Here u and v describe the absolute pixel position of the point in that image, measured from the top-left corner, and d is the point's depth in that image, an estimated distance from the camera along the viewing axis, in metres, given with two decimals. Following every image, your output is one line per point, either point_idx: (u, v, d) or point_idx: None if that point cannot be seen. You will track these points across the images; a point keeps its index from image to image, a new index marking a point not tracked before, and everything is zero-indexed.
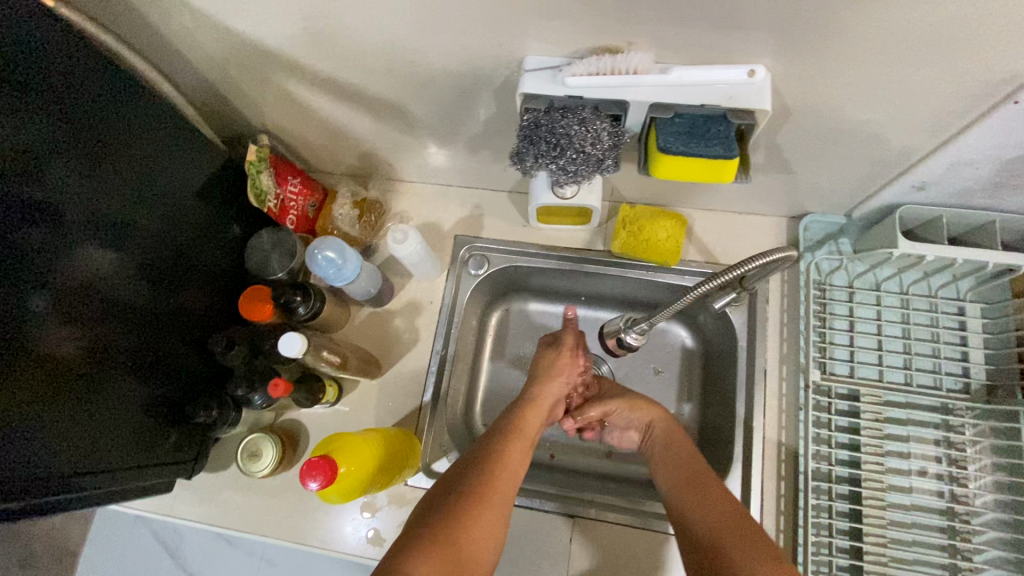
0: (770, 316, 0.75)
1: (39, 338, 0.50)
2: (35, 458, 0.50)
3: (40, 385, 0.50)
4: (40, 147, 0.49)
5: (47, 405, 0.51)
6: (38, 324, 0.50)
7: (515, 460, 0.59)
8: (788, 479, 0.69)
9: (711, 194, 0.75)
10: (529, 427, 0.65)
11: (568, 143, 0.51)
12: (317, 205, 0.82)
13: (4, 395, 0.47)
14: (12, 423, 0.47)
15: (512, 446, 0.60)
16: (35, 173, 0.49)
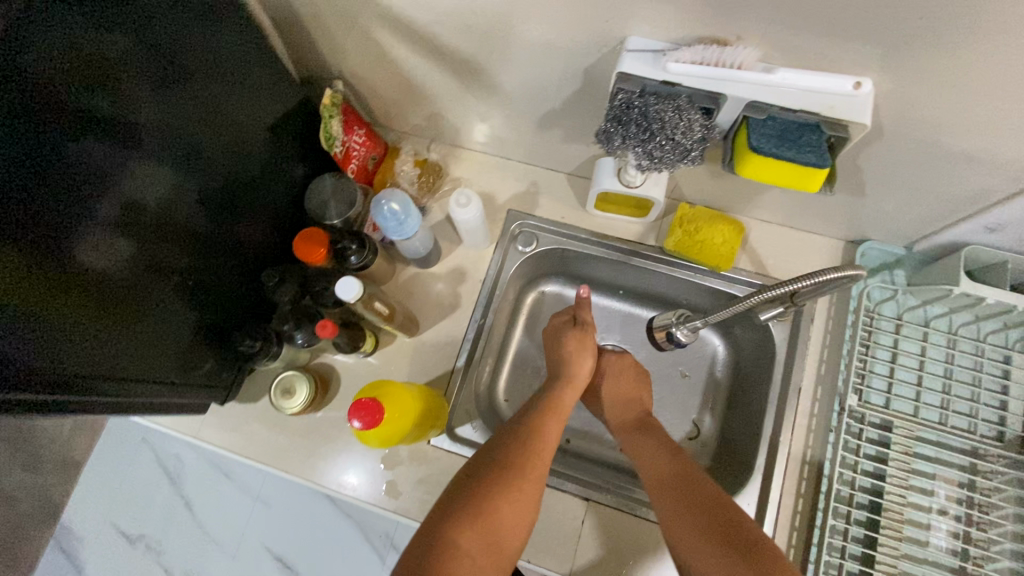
0: (813, 336, 0.75)
1: (106, 247, 0.50)
2: (95, 364, 0.52)
3: (107, 295, 0.51)
4: (130, 60, 0.49)
5: (110, 314, 0.52)
6: (107, 234, 0.50)
7: (549, 437, 0.63)
8: (807, 497, 0.69)
9: (774, 206, 0.74)
10: (560, 408, 0.68)
11: (659, 128, 0.50)
12: (379, 158, 0.82)
13: (78, 301, 0.48)
14: (80, 329, 0.49)
15: (545, 424, 0.64)
16: (122, 85, 0.48)
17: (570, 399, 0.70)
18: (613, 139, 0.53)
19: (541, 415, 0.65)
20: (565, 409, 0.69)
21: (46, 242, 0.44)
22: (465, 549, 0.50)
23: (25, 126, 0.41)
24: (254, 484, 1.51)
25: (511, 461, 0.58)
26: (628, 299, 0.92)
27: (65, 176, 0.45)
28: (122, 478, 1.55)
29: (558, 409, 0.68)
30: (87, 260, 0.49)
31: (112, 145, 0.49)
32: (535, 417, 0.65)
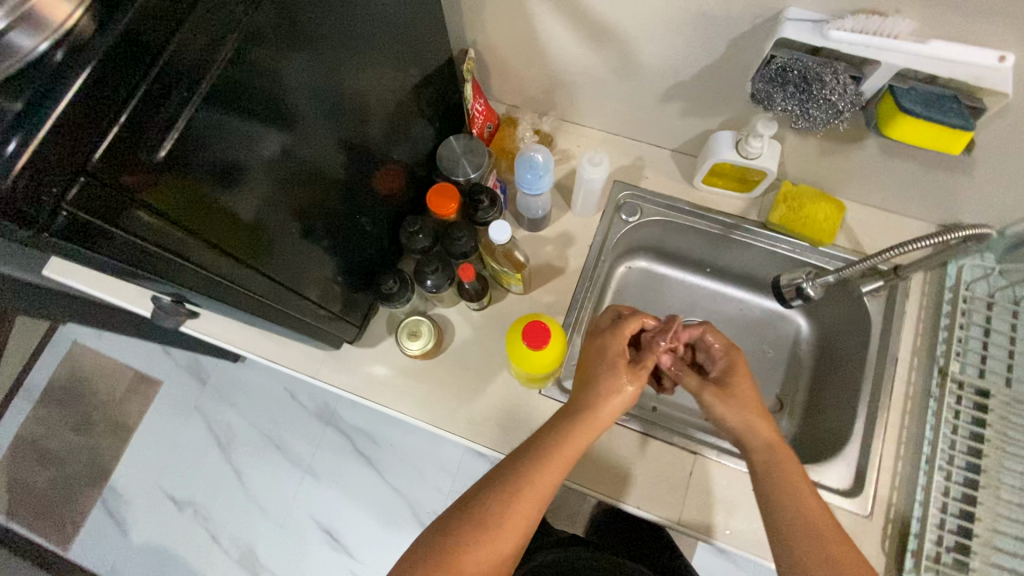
0: (907, 311, 0.79)
1: (277, 192, 0.54)
2: (261, 293, 0.58)
3: (273, 233, 0.56)
4: (310, 18, 0.50)
5: (273, 250, 0.57)
6: (279, 180, 0.54)
7: (542, 491, 0.58)
8: (907, 459, 0.73)
9: (876, 186, 0.78)
10: (570, 452, 0.60)
11: (818, 89, 0.56)
12: (493, 129, 0.86)
13: (252, 239, 0.53)
14: (252, 262, 0.54)
15: (542, 476, 0.58)
16: (303, 41, 0.51)
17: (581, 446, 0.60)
18: (771, 98, 0.60)
19: (541, 459, 0.59)
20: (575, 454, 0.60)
21: (212, 184, 0.46)
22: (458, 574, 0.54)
23: (227, 81, 0.44)
24: (304, 455, 1.52)
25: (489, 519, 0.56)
26: (715, 278, 0.96)
27: (234, 128, 0.46)
28: (172, 444, 1.56)
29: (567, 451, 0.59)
30: (240, 208, 0.50)
31: (286, 99, 0.51)
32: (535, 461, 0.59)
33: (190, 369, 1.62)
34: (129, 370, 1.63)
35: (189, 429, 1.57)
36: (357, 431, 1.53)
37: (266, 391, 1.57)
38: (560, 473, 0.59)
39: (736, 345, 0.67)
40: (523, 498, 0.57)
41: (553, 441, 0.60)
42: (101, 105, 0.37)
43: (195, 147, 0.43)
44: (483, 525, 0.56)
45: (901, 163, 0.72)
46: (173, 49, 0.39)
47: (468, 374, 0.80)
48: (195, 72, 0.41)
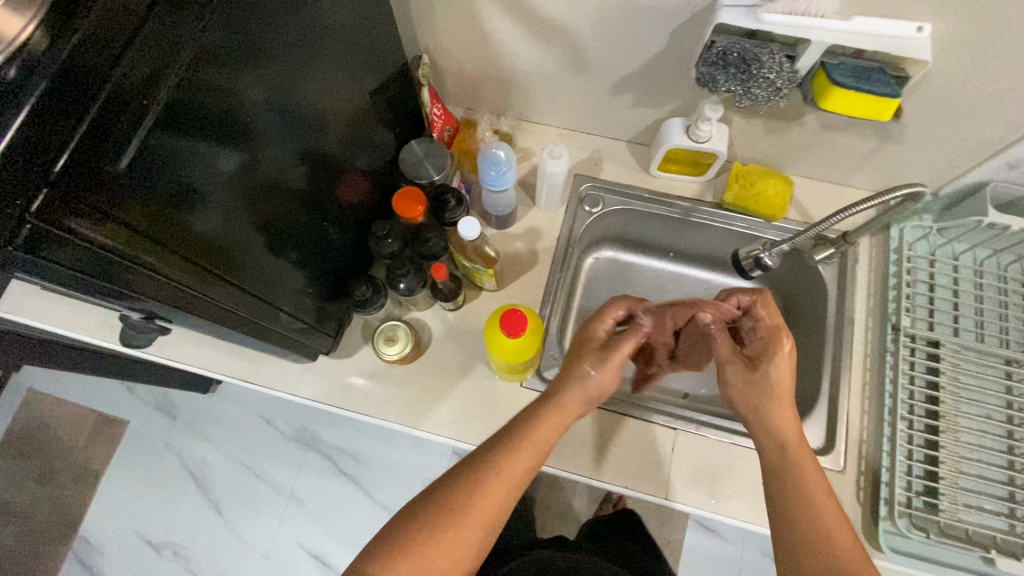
0: (859, 275, 0.84)
1: (241, 209, 0.54)
2: (234, 309, 0.58)
3: (240, 249, 0.56)
4: (259, 35, 0.50)
5: (242, 265, 0.57)
6: (242, 198, 0.54)
7: (512, 477, 0.58)
8: (872, 413, 0.77)
9: (819, 160, 0.83)
10: (541, 439, 0.60)
11: (757, 69, 0.60)
12: (452, 132, 0.87)
13: (219, 256, 0.53)
14: (221, 278, 0.54)
15: (512, 463, 0.59)
16: (255, 59, 0.50)
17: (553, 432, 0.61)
18: (715, 80, 0.63)
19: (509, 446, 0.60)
20: (549, 441, 0.61)
21: (171, 202, 0.45)
22: (429, 558, 0.55)
23: (181, 104, 0.43)
24: (286, 481, 1.48)
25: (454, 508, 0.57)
26: (678, 262, 0.99)
27: (189, 150, 0.46)
28: (144, 485, 1.49)
29: (539, 436, 0.60)
30: (200, 225, 0.50)
31: (242, 117, 0.51)
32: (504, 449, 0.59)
33: (158, 405, 1.56)
34: (92, 412, 1.56)
35: (162, 468, 1.50)
36: (339, 451, 1.50)
37: (241, 420, 1.53)
38: (533, 461, 0.60)
39: (785, 327, 0.64)
40: (488, 482, 0.58)
41: (526, 427, 0.61)
42: (48, 128, 0.36)
43: (152, 172, 0.43)
44: (450, 514, 0.56)
45: (839, 136, 0.77)
46: (117, 78, 0.39)
47: (449, 374, 0.80)
48: (146, 91, 0.41)
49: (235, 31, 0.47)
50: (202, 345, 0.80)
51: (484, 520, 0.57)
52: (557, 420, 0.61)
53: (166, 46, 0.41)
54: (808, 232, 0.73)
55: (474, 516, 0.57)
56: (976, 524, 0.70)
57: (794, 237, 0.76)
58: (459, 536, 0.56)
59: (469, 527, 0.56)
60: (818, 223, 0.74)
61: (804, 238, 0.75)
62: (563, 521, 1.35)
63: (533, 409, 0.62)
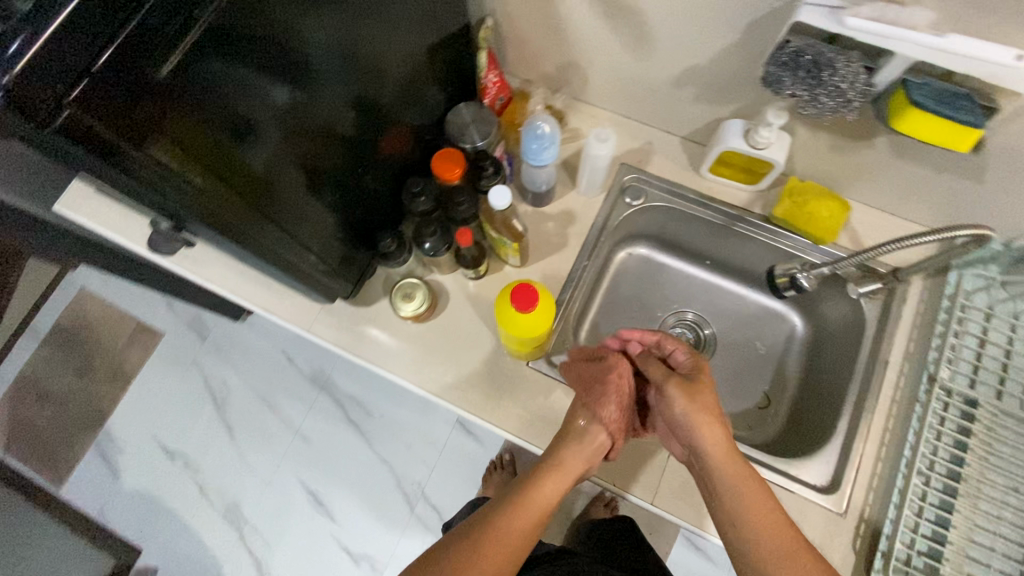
0: (903, 316, 0.78)
1: (285, 144, 0.56)
2: (269, 241, 0.60)
3: (281, 184, 0.58)
4: None
5: (281, 199, 0.59)
6: (287, 134, 0.56)
7: (510, 542, 0.58)
8: (886, 461, 0.73)
9: (884, 188, 0.78)
10: (544, 500, 0.61)
11: (828, 75, 0.56)
12: (505, 102, 0.87)
13: (259, 186, 0.55)
14: (259, 209, 0.56)
15: (510, 527, 0.59)
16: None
17: (551, 496, 0.62)
18: (780, 82, 0.59)
19: (511, 509, 0.60)
20: (551, 502, 0.62)
21: (209, 120, 0.46)
22: None
23: (235, 28, 0.45)
24: (296, 418, 1.54)
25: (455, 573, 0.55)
26: (714, 272, 0.96)
27: (240, 75, 0.47)
28: (168, 395, 1.58)
29: (543, 498, 0.61)
30: (235, 149, 0.50)
31: (296, 52, 0.52)
32: (507, 509, 0.60)
33: (192, 324, 1.64)
34: (133, 320, 1.66)
35: (186, 383, 1.59)
36: (349, 399, 1.54)
37: (264, 352, 1.59)
38: (529, 524, 0.60)
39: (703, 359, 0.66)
40: (487, 553, 0.57)
41: (531, 493, 0.62)
42: (104, 32, 0.38)
43: (202, 91, 0.45)
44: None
45: (909, 165, 0.72)
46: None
47: (460, 341, 0.81)
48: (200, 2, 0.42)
49: None
50: (232, 271, 0.84)
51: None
52: (555, 485, 0.62)
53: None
54: (853, 258, 0.69)
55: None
56: None
57: (839, 262, 0.72)
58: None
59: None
60: (867, 251, 0.70)
61: (849, 265, 0.71)
62: (552, 509, 1.36)
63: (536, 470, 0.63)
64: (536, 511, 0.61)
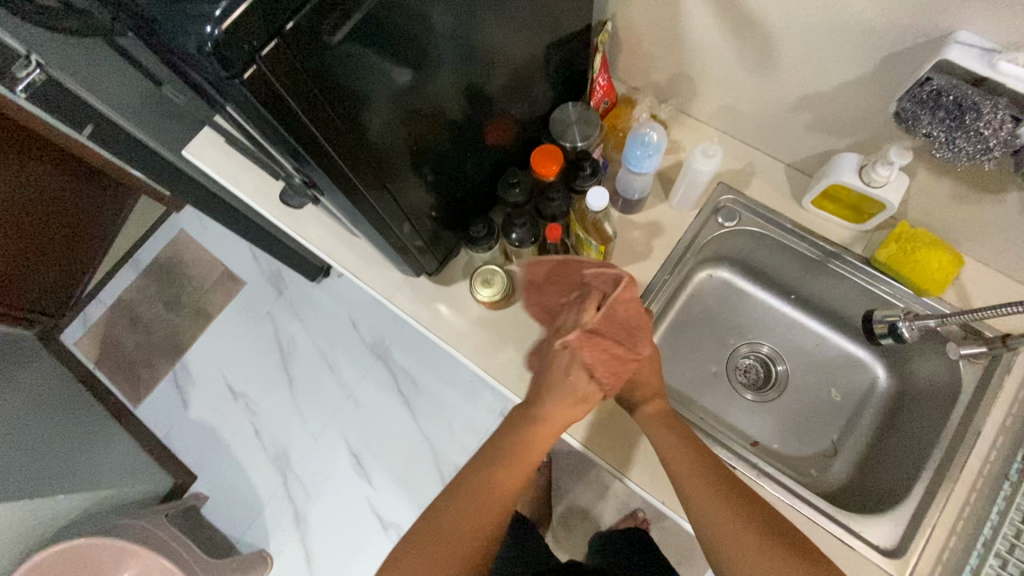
0: (1007, 387, 0.73)
1: (400, 119, 0.59)
2: (373, 207, 0.64)
3: (391, 155, 0.62)
4: None
5: (389, 170, 0.63)
6: (403, 108, 0.59)
7: (502, 485, 0.65)
8: (962, 536, 0.68)
9: (1007, 247, 0.72)
10: (527, 456, 0.67)
11: (972, 119, 0.53)
12: (610, 105, 0.87)
13: (373, 156, 0.59)
14: (370, 177, 0.60)
15: (500, 473, 0.66)
16: None
17: (536, 447, 0.67)
18: (917, 120, 0.57)
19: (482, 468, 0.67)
20: (530, 456, 0.67)
21: (350, 91, 0.51)
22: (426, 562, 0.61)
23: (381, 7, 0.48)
24: (351, 381, 1.61)
25: (469, 499, 0.64)
26: (797, 307, 0.92)
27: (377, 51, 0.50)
28: (241, 339, 1.70)
29: (522, 454, 0.67)
30: (365, 121, 0.55)
31: (423, 34, 0.55)
32: (494, 462, 0.67)
33: (272, 277, 1.75)
34: (220, 265, 1.79)
35: (258, 330, 1.70)
36: (403, 372, 1.60)
37: (332, 314, 1.68)
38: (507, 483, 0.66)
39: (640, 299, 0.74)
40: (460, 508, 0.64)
41: (515, 445, 0.67)
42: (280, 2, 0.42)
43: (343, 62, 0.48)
44: (463, 503, 0.64)
45: None
46: None
47: (529, 333, 0.82)
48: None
49: None
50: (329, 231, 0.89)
51: (485, 522, 0.63)
52: (536, 434, 0.67)
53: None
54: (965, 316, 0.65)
55: (486, 514, 0.64)
56: None
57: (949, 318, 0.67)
58: (472, 521, 0.63)
59: (470, 524, 0.63)
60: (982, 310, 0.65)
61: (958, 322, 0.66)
62: (581, 517, 1.35)
63: (512, 430, 0.69)
64: (520, 465, 0.67)
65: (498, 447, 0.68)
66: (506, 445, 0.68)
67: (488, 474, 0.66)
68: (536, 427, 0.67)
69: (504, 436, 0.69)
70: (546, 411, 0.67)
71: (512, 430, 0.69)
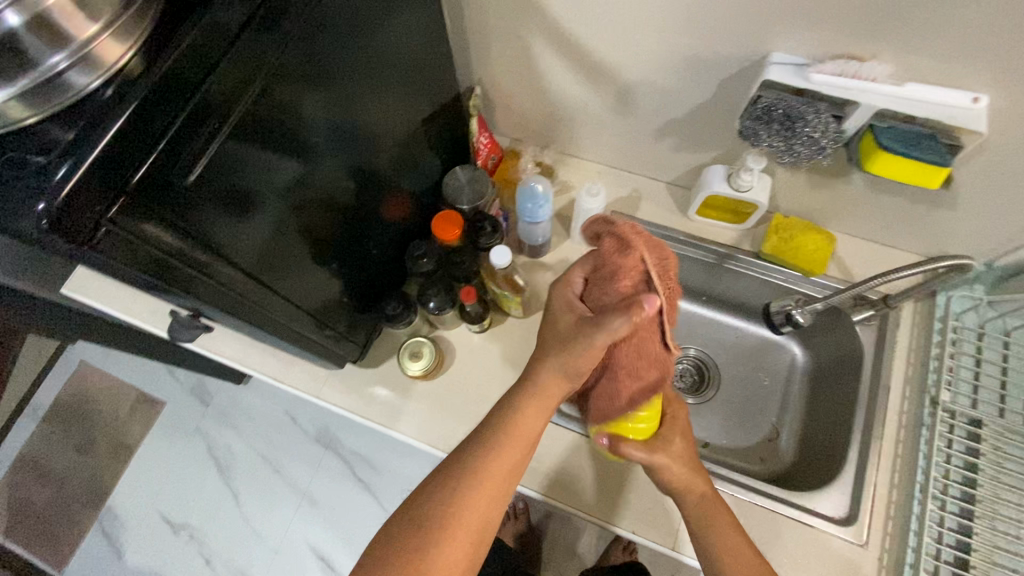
0: (899, 340, 0.81)
1: (289, 220, 0.58)
2: (273, 310, 0.61)
3: (285, 255, 0.60)
4: (321, 63, 0.54)
5: (285, 270, 0.61)
6: (290, 209, 0.57)
7: (497, 477, 0.57)
8: (901, 487, 0.73)
9: (864, 220, 0.82)
10: (528, 430, 0.59)
11: (801, 126, 0.60)
12: (497, 160, 0.91)
13: (265, 262, 0.57)
14: (265, 282, 0.58)
15: (496, 464, 0.57)
16: (316, 82, 0.54)
17: (536, 419, 0.59)
18: (757, 135, 0.64)
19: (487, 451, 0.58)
20: (533, 433, 0.59)
21: (233, 211, 0.49)
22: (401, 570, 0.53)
23: (247, 124, 0.47)
24: (303, 479, 1.51)
25: (463, 494, 0.56)
26: (710, 307, 0.98)
27: (253, 165, 0.49)
28: (171, 467, 1.56)
29: (520, 433, 0.59)
30: (254, 234, 0.53)
31: (299, 136, 0.54)
32: (489, 445, 0.58)
33: (194, 391, 1.63)
34: (133, 390, 1.65)
35: (188, 452, 1.57)
36: (356, 456, 1.53)
37: (267, 413, 1.58)
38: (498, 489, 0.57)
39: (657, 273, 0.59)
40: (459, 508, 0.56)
41: (515, 419, 0.59)
42: (132, 144, 0.40)
43: (217, 183, 0.46)
44: (461, 497, 0.56)
45: (888, 198, 0.75)
46: (199, 95, 0.43)
47: (468, 396, 0.82)
48: (228, 108, 0.45)
49: (299, 58, 0.51)
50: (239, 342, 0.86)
51: (479, 521, 0.56)
52: (542, 405, 0.59)
53: (252, 69, 0.46)
54: (848, 292, 0.71)
55: (481, 512, 0.56)
56: None
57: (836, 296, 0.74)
58: (467, 521, 0.55)
59: (466, 525, 0.55)
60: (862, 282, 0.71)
61: (844, 298, 0.73)
62: (568, 555, 1.33)
63: (512, 401, 0.60)
64: (518, 442, 0.59)
65: (488, 426, 0.59)
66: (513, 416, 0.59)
67: (479, 462, 0.57)
68: (532, 397, 0.59)
69: (498, 410, 0.61)
70: (539, 382, 0.59)
71: (511, 402, 0.60)
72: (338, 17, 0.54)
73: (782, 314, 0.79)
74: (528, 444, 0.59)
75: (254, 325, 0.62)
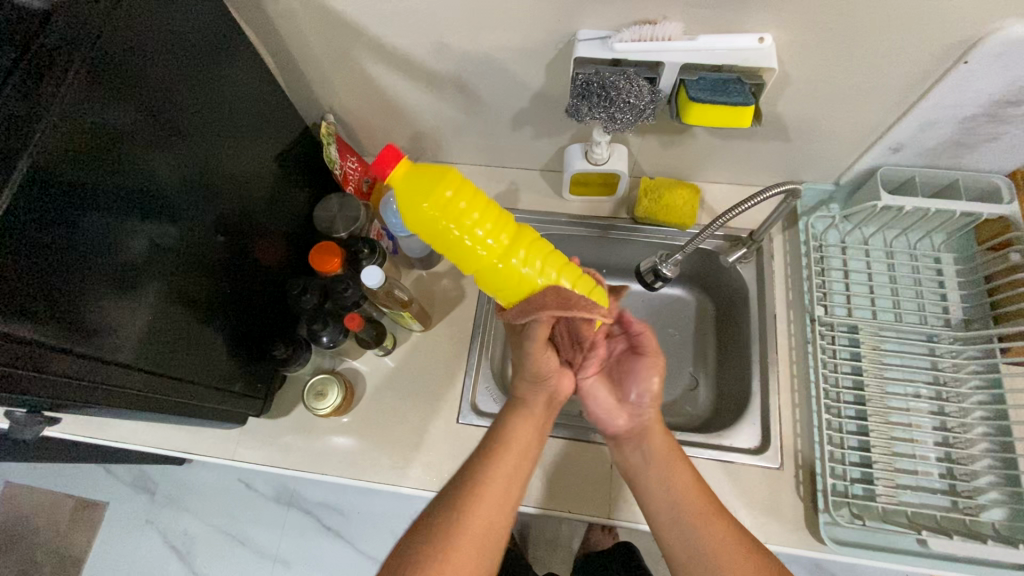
0: (775, 270, 0.86)
1: (145, 285, 0.56)
2: (145, 382, 0.58)
3: (151, 322, 0.57)
4: (135, 119, 0.53)
5: (154, 339, 0.58)
6: (144, 273, 0.55)
7: (502, 479, 0.60)
8: (802, 405, 0.78)
9: (721, 166, 0.87)
10: (520, 442, 0.64)
11: (616, 94, 0.63)
12: (371, 182, 0.92)
13: (127, 334, 0.54)
14: (130, 354, 0.55)
15: (497, 472, 0.61)
16: (133, 138, 0.53)
17: (531, 435, 0.65)
18: (581, 111, 0.66)
19: (493, 457, 0.62)
20: (527, 444, 0.64)
21: (63, 282, 0.46)
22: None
23: (52, 192, 0.45)
24: (271, 544, 1.45)
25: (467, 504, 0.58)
26: (612, 278, 1.00)
27: (71, 228, 0.47)
28: (125, 566, 1.47)
29: (502, 474, 0.61)
30: (100, 302, 0.50)
31: (128, 193, 0.53)
32: (489, 459, 0.61)
33: (136, 483, 1.54)
34: (70, 498, 1.55)
35: (142, 544, 1.48)
36: (321, 507, 1.47)
37: (218, 485, 1.51)
38: (502, 515, 0.59)
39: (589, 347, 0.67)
40: (483, 501, 0.58)
41: (513, 435, 0.64)
42: None
43: (30, 255, 0.44)
44: (466, 505, 0.58)
45: (732, 142, 0.80)
46: None
47: (386, 420, 0.81)
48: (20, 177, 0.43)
49: (98, 114, 0.49)
50: (138, 424, 0.83)
51: (484, 527, 0.57)
52: (530, 424, 0.65)
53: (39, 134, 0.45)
54: (705, 232, 0.74)
55: (489, 519, 0.58)
56: (916, 505, 0.71)
57: (699, 240, 0.76)
58: (473, 529, 0.57)
59: (475, 530, 0.57)
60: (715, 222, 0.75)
61: (706, 239, 0.76)
62: (552, 548, 1.34)
63: (500, 422, 0.66)
64: (514, 454, 0.63)
65: (485, 445, 0.63)
66: (508, 437, 0.64)
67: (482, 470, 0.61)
68: (526, 422, 0.66)
69: (495, 427, 0.66)
70: (527, 400, 0.67)
71: (502, 424, 0.65)
72: (140, 71, 0.53)
73: (650, 272, 0.81)
74: (521, 455, 0.63)
75: (125, 404, 0.59)
